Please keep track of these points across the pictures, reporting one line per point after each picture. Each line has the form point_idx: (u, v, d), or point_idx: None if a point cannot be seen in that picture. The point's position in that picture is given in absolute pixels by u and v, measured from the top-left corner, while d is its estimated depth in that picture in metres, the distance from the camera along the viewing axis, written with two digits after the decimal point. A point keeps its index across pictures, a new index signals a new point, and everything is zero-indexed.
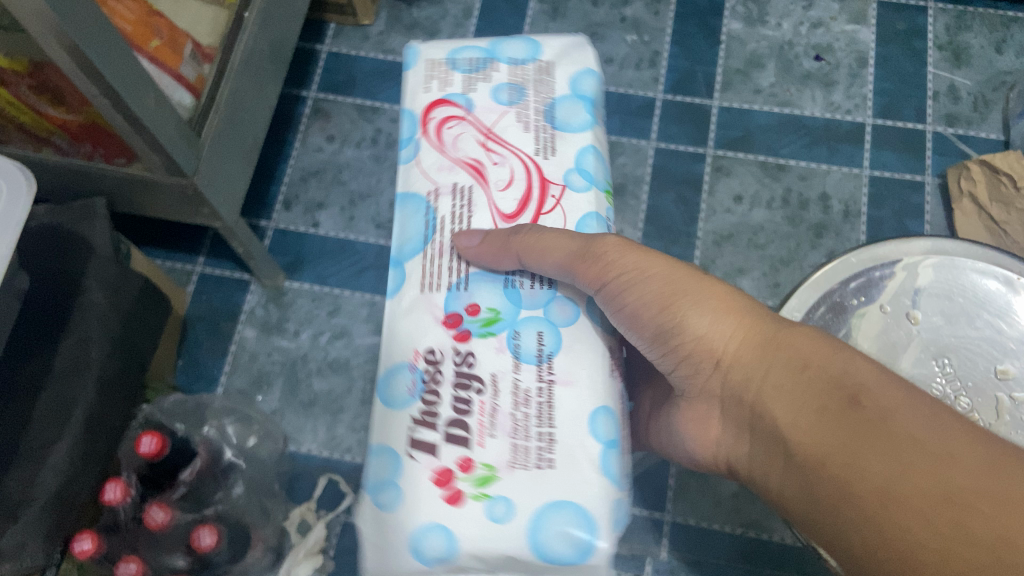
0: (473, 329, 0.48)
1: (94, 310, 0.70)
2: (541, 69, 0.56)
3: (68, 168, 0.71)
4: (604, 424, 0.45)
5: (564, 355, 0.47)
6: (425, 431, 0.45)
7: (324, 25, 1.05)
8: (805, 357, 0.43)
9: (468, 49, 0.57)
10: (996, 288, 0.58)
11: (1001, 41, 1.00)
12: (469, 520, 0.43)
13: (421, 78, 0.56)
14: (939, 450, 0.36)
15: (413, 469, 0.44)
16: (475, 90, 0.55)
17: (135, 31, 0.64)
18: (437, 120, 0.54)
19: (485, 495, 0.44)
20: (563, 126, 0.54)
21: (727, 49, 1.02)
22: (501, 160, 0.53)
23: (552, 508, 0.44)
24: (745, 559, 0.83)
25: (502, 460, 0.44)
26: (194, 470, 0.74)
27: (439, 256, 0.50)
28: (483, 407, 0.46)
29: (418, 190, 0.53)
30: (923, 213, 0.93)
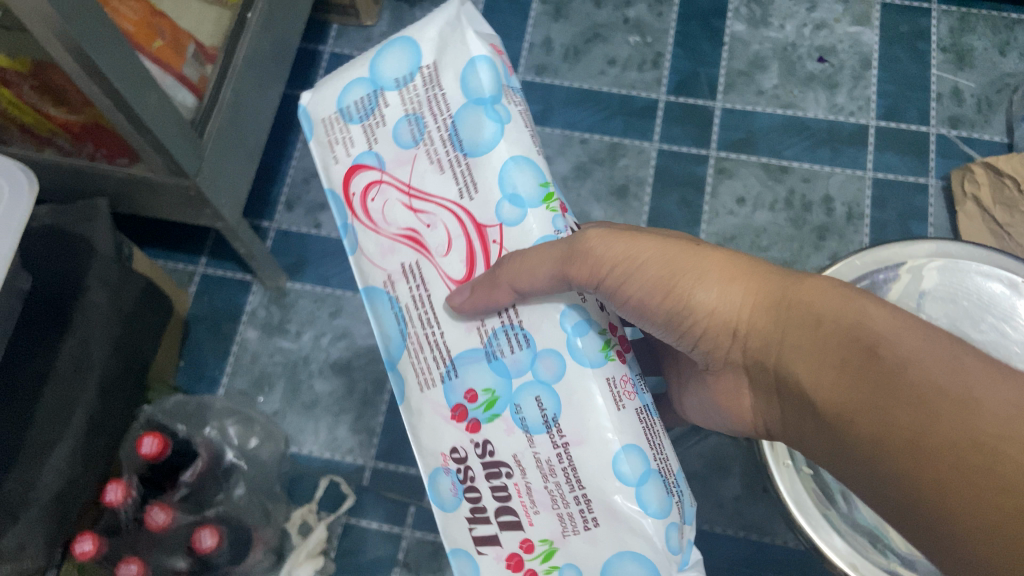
0: (479, 416, 0.44)
1: (95, 310, 0.71)
2: (429, 80, 0.46)
3: (70, 169, 0.71)
4: (628, 464, 0.41)
5: (568, 416, 0.42)
6: (481, 527, 0.45)
7: (327, 26, 1.05)
8: (815, 311, 0.39)
9: (353, 89, 0.48)
10: (1001, 291, 0.57)
11: (1004, 43, 1.00)
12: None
13: (325, 148, 0.49)
14: (963, 394, 0.33)
15: (488, 567, 0.44)
16: (377, 141, 0.47)
17: (138, 31, 0.64)
18: (359, 192, 0.48)
19: (554, 567, 0.43)
20: (474, 149, 0.44)
21: (729, 50, 1.01)
22: (432, 220, 0.45)
23: (618, 562, 0.41)
24: (748, 562, 0.82)
25: (554, 531, 0.43)
26: (195, 471, 0.75)
27: (422, 349, 0.46)
28: (518, 488, 0.43)
29: (373, 283, 0.48)
30: (926, 215, 0.93)
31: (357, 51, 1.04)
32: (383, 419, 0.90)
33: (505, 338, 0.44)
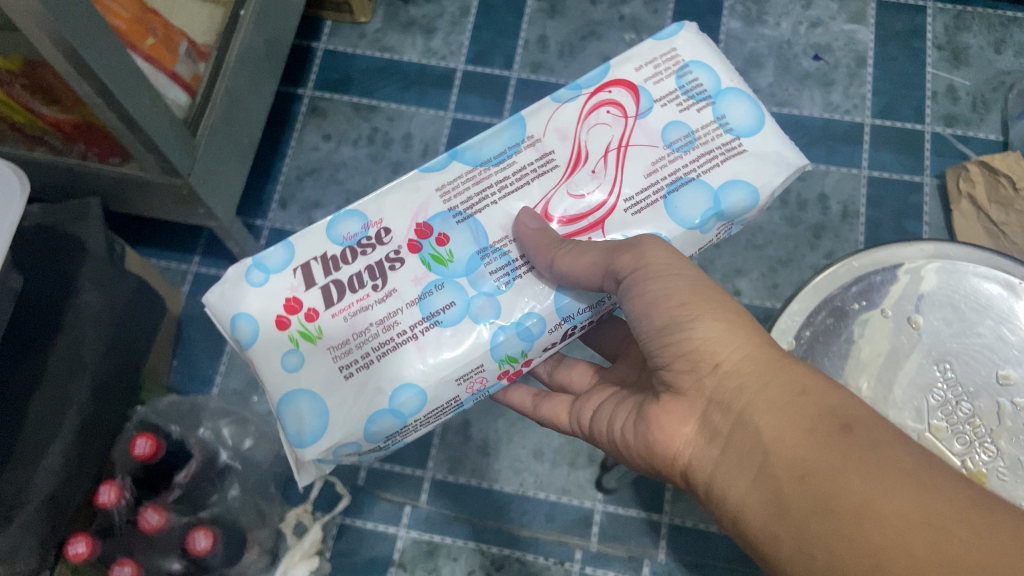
0: (425, 250, 0.51)
1: (89, 310, 0.70)
2: (728, 146, 0.52)
3: (62, 168, 0.70)
4: (405, 399, 0.48)
5: (445, 329, 0.49)
6: (319, 270, 0.50)
7: (321, 23, 1.05)
8: (803, 381, 0.42)
9: (707, 74, 0.53)
10: (998, 292, 0.58)
11: (1000, 41, 1.00)
12: (273, 341, 0.49)
13: (650, 54, 0.54)
14: (923, 479, 0.36)
15: (284, 279, 0.50)
16: (664, 107, 0.53)
17: (130, 29, 0.63)
18: (610, 98, 0.54)
19: (296, 343, 0.49)
20: (669, 206, 0.51)
21: (725, 48, 1.01)
22: (597, 177, 0.52)
23: (312, 395, 0.48)
24: (744, 561, 0.83)
25: (331, 340, 0.49)
26: (190, 471, 0.75)
27: (474, 183, 0.52)
28: (363, 301, 0.49)
29: (528, 125, 0.54)
30: (922, 214, 0.93)
31: (351, 48, 1.04)
32: None
33: (501, 266, 0.50)
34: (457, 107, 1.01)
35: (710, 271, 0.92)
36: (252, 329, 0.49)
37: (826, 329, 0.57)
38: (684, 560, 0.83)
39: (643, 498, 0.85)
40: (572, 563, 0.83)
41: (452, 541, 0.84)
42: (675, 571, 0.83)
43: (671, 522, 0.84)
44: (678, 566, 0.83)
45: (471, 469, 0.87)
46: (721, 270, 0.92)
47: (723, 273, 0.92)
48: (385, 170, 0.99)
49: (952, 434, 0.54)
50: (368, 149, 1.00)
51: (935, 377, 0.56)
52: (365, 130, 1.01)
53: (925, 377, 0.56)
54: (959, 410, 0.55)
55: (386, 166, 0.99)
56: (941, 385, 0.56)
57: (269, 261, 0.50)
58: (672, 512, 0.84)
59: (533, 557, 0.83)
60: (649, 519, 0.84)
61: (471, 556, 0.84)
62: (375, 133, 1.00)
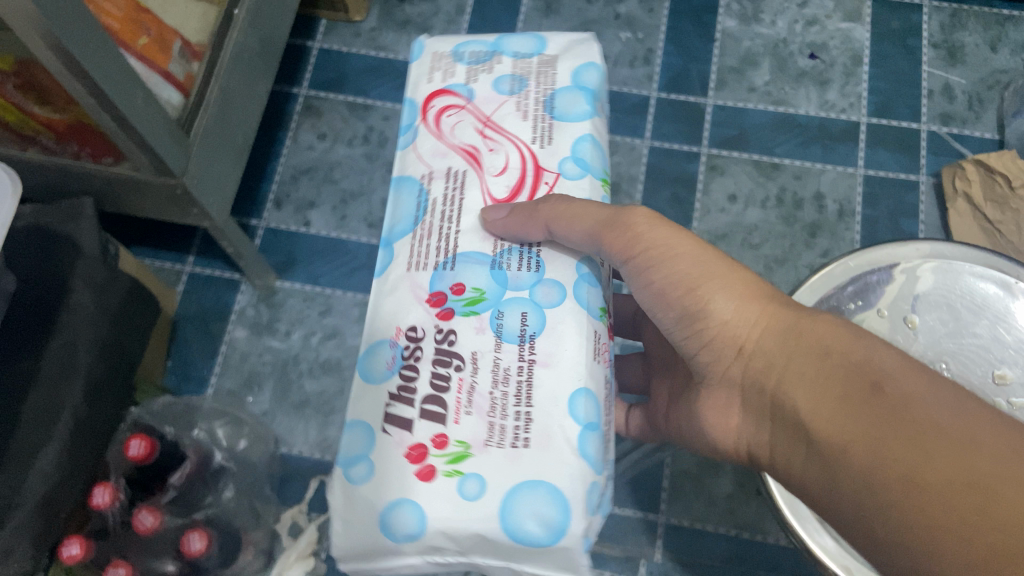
0: (457, 308, 0.45)
1: (82, 311, 0.70)
2: (545, 61, 0.52)
3: (54, 167, 0.70)
4: (583, 406, 0.42)
5: (547, 337, 0.43)
6: (402, 406, 0.43)
7: (315, 22, 1.04)
8: (825, 342, 0.40)
9: (472, 42, 0.53)
10: (994, 292, 0.58)
11: (995, 39, 1.00)
12: (436, 500, 0.40)
13: (426, 70, 0.53)
14: (963, 436, 0.34)
15: (385, 448, 0.42)
16: (477, 81, 0.52)
17: (123, 28, 0.62)
18: (438, 108, 0.51)
19: (458, 471, 0.41)
20: (562, 117, 0.50)
21: (721, 46, 1.01)
22: (497, 147, 0.49)
23: (525, 487, 0.40)
24: (740, 560, 0.83)
25: (477, 437, 0.42)
26: (184, 473, 0.72)
27: (429, 237, 0.47)
28: (461, 384, 0.43)
29: (411, 173, 0.50)
30: (918, 213, 0.93)
31: (346, 47, 1.03)
32: None
33: (517, 256, 0.47)
34: None
35: None
36: (411, 510, 0.40)
37: None
38: (681, 560, 0.83)
39: (639, 498, 0.85)
40: None
41: None
42: (671, 571, 0.83)
43: (668, 522, 0.84)
44: (675, 566, 0.83)
45: None
46: None
47: None
48: (380, 169, 0.99)
49: None
50: (363, 148, 1.00)
51: None
52: (360, 129, 1.00)
53: None
54: None
55: (381, 165, 0.99)
56: None
57: (352, 450, 0.43)
58: (669, 511, 0.84)
59: None
60: (646, 519, 0.84)
61: None
62: (370, 132, 1.00)
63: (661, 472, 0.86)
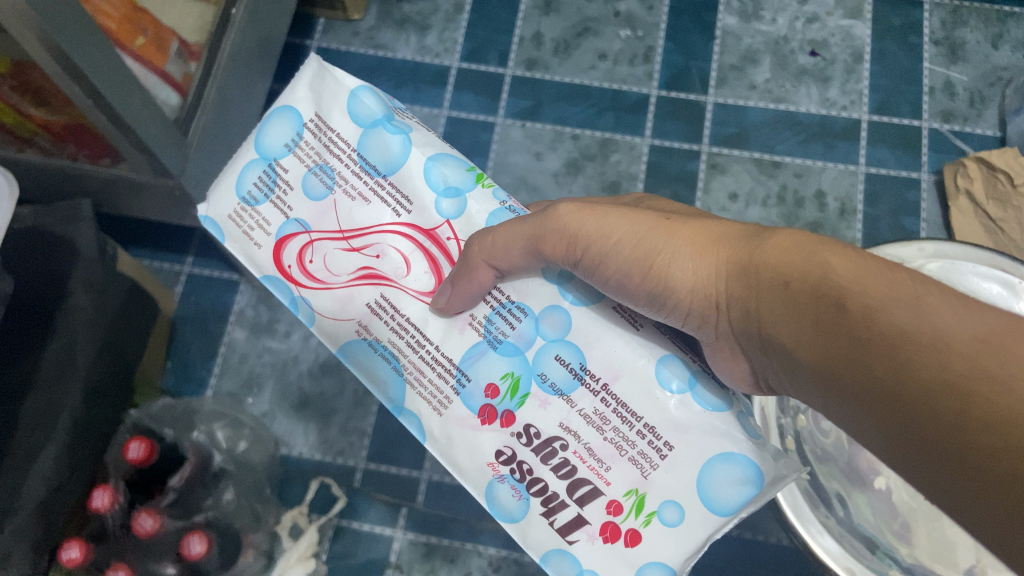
0: (512, 405, 0.45)
1: (80, 313, 0.69)
2: (319, 129, 0.47)
3: (52, 168, 0.70)
4: (671, 370, 0.44)
5: (593, 357, 0.45)
6: (561, 514, 0.45)
7: (314, 21, 1.04)
8: (783, 271, 0.40)
9: (243, 173, 0.48)
10: (997, 292, 0.58)
11: (997, 36, 0.99)
12: (663, 536, 0.43)
13: (242, 241, 0.48)
14: (928, 338, 0.33)
15: (587, 550, 0.44)
16: (292, 207, 0.47)
17: (119, 29, 0.61)
18: (294, 262, 0.47)
19: (649, 513, 0.43)
20: (393, 167, 0.47)
21: (721, 44, 1.00)
22: (380, 249, 0.47)
23: (707, 474, 0.43)
24: (743, 560, 0.82)
25: (632, 477, 0.44)
26: (183, 476, 0.73)
27: (426, 370, 0.47)
28: (577, 453, 0.44)
29: (347, 338, 0.48)
30: (919, 210, 0.93)
31: (344, 46, 1.03)
32: (373, 420, 0.89)
33: (502, 318, 0.46)
34: (452, 105, 1.00)
35: None
36: (659, 569, 0.43)
37: None
38: None
39: None
40: None
41: (450, 542, 0.84)
42: None
43: None
44: None
45: None
46: None
47: None
48: None
49: None
50: None
51: None
52: None
53: None
54: None
55: None
56: None
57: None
58: None
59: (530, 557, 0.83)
60: None
61: (470, 557, 0.83)
62: None
63: None
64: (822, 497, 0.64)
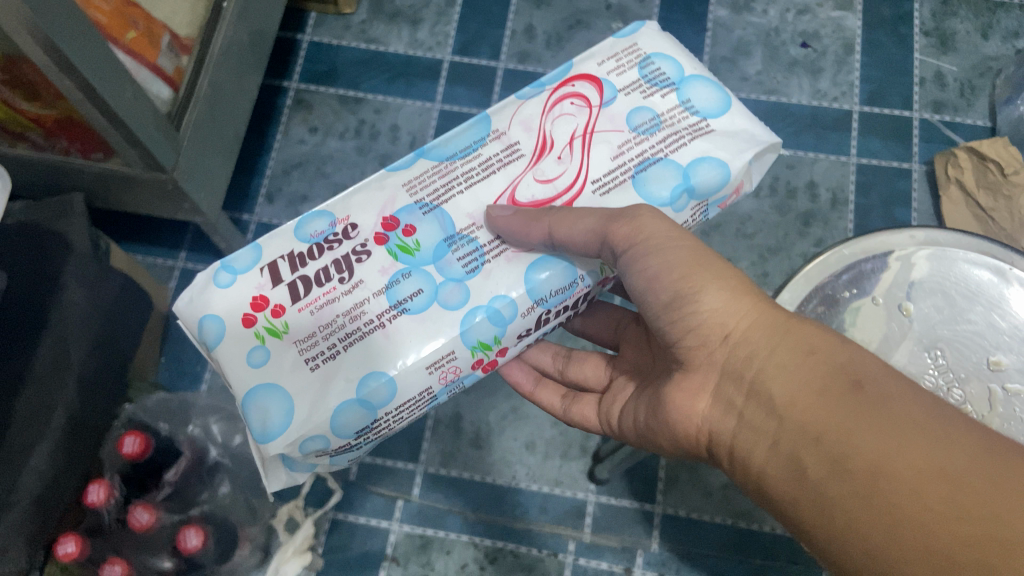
0: (391, 241, 0.50)
1: (74, 309, 0.69)
2: (695, 127, 0.52)
3: (44, 164, 0.70)
4: (373, 388, 0.47)
5: (416, 318, 0.48)
6: (285, 266, 0.50)
7: (306, 15, 1.03)
8: (810, 342, 0.44)
9: (670, 62, 0.54)
10: (988, 279, 0.58)
11: (987, 26, 1.00)
12: (240, 342, 0.48)
13: (614, 49, 0.56)
14: (933, 432, 0.38)
15: (247, 279, 0.50)
16: (627, 96, 0.53)
17: (111, 22, 0.61)
18: (573, 89, 0.54)
19: (263, 339, 0.48)
20: (638, 184, 0.51)
21: (713, 36, 1.01)
22: (564, 161, 0.52)
23: (272, 389, 0.47)
24: (736, 549, 0.83)
25: (298, 331, 0.48)
26: (179, 470, 0.74)
27: (441, 176, 0.52)
28: (330, 292, 0.49)
29: (494, 122, 0.54)
30: (910, 200, 0.94)
31: (337, 40, 1.03)
32: None
33: (468, 251, 0.50)
34: (444, 98, 1.00)
35: None
36: (217, 329, 0.48)
37: (818, 318, 0.58)
38: (678, 550, 0.83)
39: (634, 487, 0.85)
40: (566, 554, 0.83)
41: (446, 534, 0.84)
42: (668, 561, 0.83)
43: (665, 512, 0.84)
44: (672, 556, 0.83)
45: (463, 462, 0.87)
46: None
47: None
48: (373, 162, 0.98)
49: None
50: (354, 142, 0.99)
51: (926, 364, 0.57)
52: (351, 122, 1.00)
53: (915, 364, 0.57)
54: (950, 396, 0.56)
55: (374, 158, 0.98)
56: (932, 371, 0.56)
57: (236, 262, 0.50)
58: (665, 502, 0.85)
59: (525, 549, 0.83)
60: (641, 509, 0.84)
61: (465, 549, 0.84)
62: (361, 125, 1.00)
63: (657, 462, 0.86)
64: None
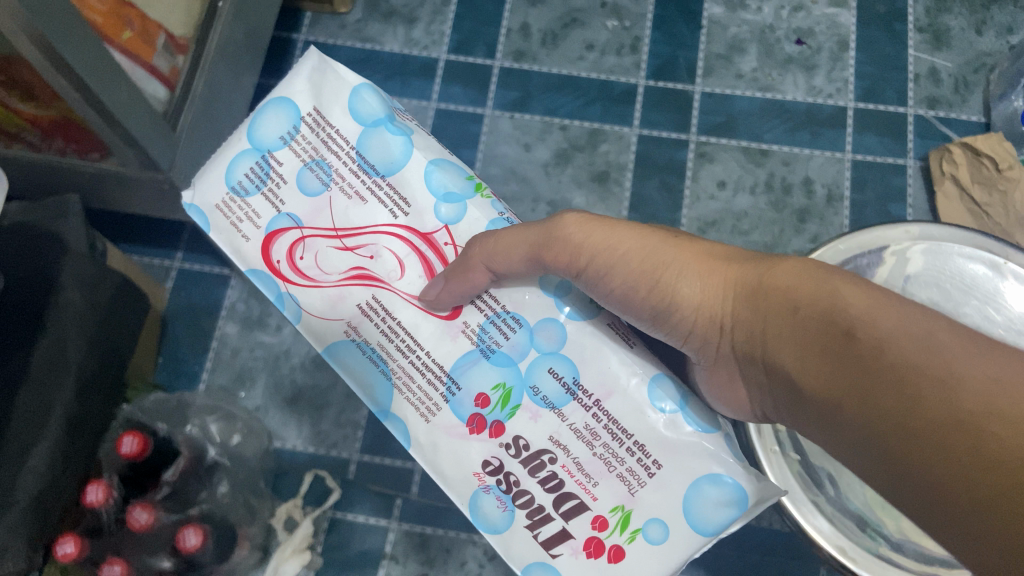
0: (501, 416, 0.48)
1: (72, 308, 0.69)
2: (315, 123, 0.51)
3: (40, 164, 0.70)
4: (660, 391, 0.47)
5: (586, 373, 0.48)
6: (545, 528, 0.48)
7: (302, 15, 1.03)
8: (793, 298, 0.42)
9: (238, 160, 0.51)
10: (983, 273, 0.59)
11: (981, 22, 1.00)
12: (651, 557, 0.46)
13: (230, 228, 0.51)
14: (936, 366, 0.35)
15: (568, 564, 0.47)
16: (285, 202, 0.50)
17: (105, 22, 0.61)
18: (284, 257, 0.50)
19: (635, 531, 0.47)
20: (388, 167, 0.50)
21: (707, 33, 1.01)
22: (376, 250, 0.50)
23: (696, 489, 0.46)
24: (735, 545, 0.83)
25: (620, 495, 0.47)
26: (178, 469, 0.73)
27: (413, 380, 0.50)
28: (567, 468, 0.48)
29: (334, 342, 0.51)
30: (905, 196, 0.94)
31: (332, 39, 1.03)
32: (367, 412, 0.89)
33: (495, 329, 0.50)
34: (440, 97, 1.00)
35: None
36: None
37: None
38: None
39: None
40: None
41: (445, 532, 0.84)
42: None
43: None
44: None
45: None
46: None
47: None
48: None
49: None
50: None
51: None
52: None
53: None
54: None
55: None
56: None
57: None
58: None
59: None
60: None
61: (463, 547, 0.84)
62: None
63: None
64: (813, 477, 0.64)
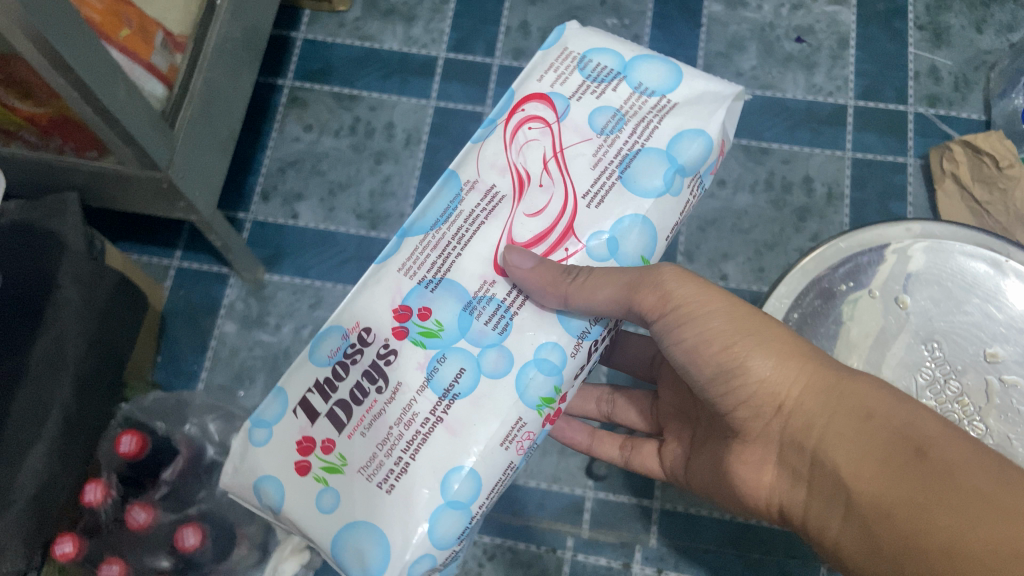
0: (412, 331, 0.49)
1: (69, 306, 0.69)
2: (660, 107, 0.52)
3: (36, 162, 0.69)
4: (456, 485, 0.46)
5: (466, 402, 0.48)
6: (317, 398, 0.49)
7: (301, 13, 1.03)
8: (867, 405, 0.45)
9: (607, 55, 0.55)
10: (984, 271, 0.58)
11: (981, 20, 1.00)
12: (304, 494, 0.48)
13: (548, 61, 0.55)
14: (1004, 503, 0.39)
15: (285, 426, 0.49)
16: (580, 100, 0.53)
17: (103, 21, 0.61)
18: (526, 113, 0.53)
19: (325, 481, 0.48)
20: (629, 184, 0.51)
21: (707, 31, 1.01)
22: (548, 185, 0.51)
23: (365, 527, 0.46)
24: (734, 544, 0.83)
25: (356, 460, 0.48)
26: (176, 469, 0.74)
27: (433, 247, 0.51)
28: (373, 406, 0.49)
29: (462, 173, 0.53)
30: (906, 195, 0.94)
31: (332, 37, 1.02)
32: None
33: (491, 310, 0.50)
34: (439, 96, 1.00)
35: (696, 257, 0.93)
36: (260, 437, 0.50)
37: (814, 311, 0.59)
38: (676, 545, 0.83)
39: (633, 483, 0.85)
40: (565, 551, 0.83)
41: None
42: (667, 556, 0.83)
43: (663, 507, 0.84)
44: (670, 551, 0.83)
45: None
46: (707, 254, 0.93)
47: (709, 258, 0.93)
48: (367, 160, 0.98)
49: (941, 412, 0.56)
50: (350, 139, 0.99)
51: (923, 356, 0.57)
52: (347, 120, 1.00)
53: (914, 357, 0.57)
54: (947, 387, 0.56)
55: (368, 156, 0.98)
56: (929, 363, 0.57)
57: (267, 415, 0.50)
58: (663, 497, 0.84)
59: (524, 545, 0.84)
60: (640, 504, 0.84)
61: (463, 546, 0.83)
62: (356, 122, 0.99)
63: None
64: None
